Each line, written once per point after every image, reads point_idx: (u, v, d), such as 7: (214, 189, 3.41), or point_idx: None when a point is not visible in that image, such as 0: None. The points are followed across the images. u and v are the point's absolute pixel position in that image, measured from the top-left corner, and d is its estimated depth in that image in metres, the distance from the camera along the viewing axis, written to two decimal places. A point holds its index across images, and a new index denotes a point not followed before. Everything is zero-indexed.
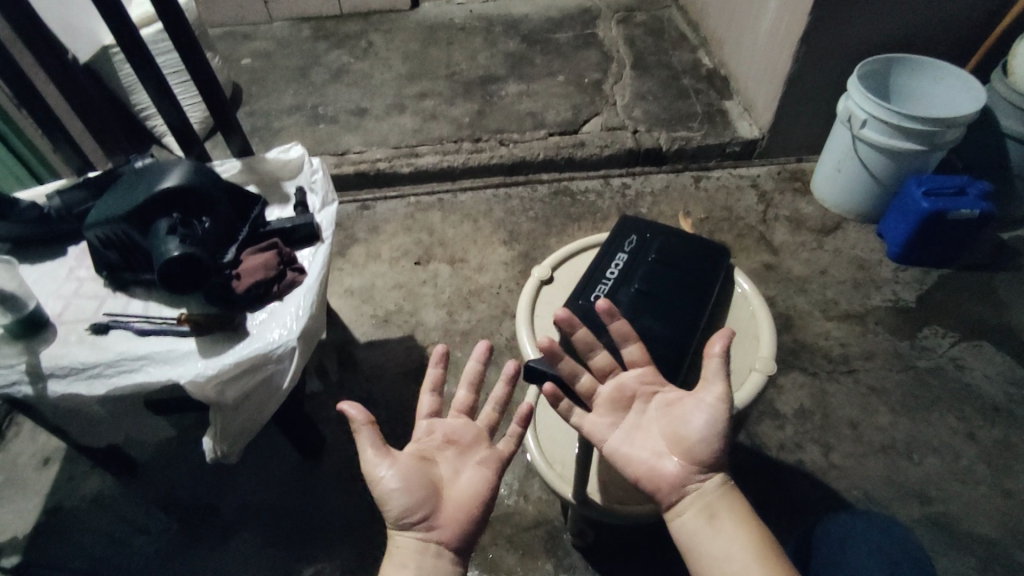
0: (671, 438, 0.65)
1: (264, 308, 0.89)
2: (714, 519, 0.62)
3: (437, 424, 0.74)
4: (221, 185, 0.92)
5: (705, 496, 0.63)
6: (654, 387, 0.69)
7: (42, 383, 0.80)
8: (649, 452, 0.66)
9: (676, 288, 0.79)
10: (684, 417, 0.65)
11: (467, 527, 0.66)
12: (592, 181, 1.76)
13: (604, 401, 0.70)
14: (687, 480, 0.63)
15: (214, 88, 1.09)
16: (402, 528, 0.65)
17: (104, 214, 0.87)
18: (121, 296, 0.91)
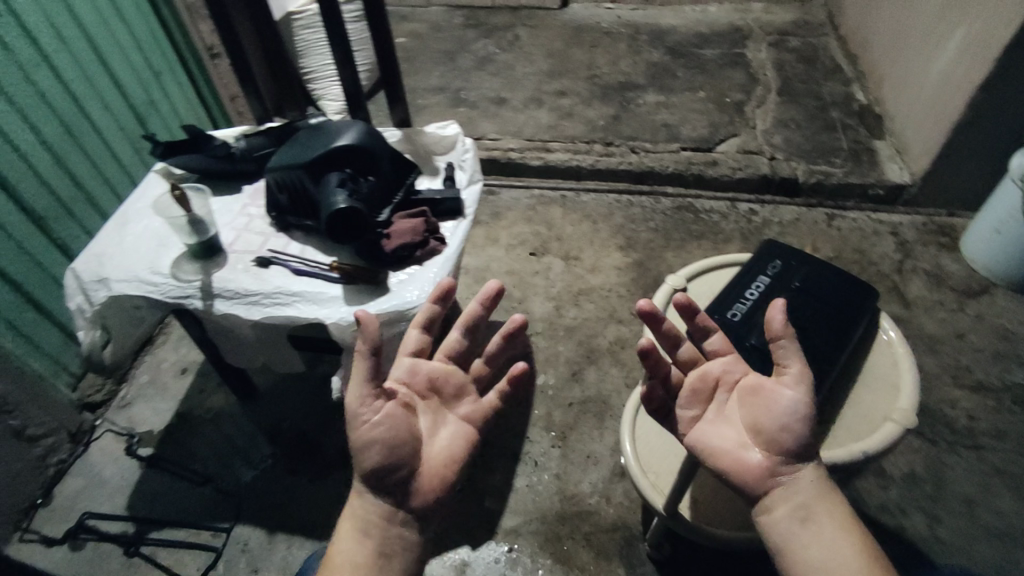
0: (753, 430, 0.66)
1: (404, 269, 0.95)
2: (806, 523, 0.62)
3: (420, 363, 0.79)
4: (387, 150, 1.00)
5: (801, 498, 0.63)
6: (738, 376, 0.70)
7: (211, 301, 0.91)
8: (733, 443, 0.66)
9: (819, 321, 0.77)
10: (767, 407, 0.66)
11: (439, 487, 0.71)
12: (718, 202, 1.72)
13: (688, 391, 0.71)
14: (775, 472, 0.64)
15: (390, 60, 1.18)
16: (374, 485, 0.69)
17: (284, 160, 0.96)
18: (282, 236, 1.00)
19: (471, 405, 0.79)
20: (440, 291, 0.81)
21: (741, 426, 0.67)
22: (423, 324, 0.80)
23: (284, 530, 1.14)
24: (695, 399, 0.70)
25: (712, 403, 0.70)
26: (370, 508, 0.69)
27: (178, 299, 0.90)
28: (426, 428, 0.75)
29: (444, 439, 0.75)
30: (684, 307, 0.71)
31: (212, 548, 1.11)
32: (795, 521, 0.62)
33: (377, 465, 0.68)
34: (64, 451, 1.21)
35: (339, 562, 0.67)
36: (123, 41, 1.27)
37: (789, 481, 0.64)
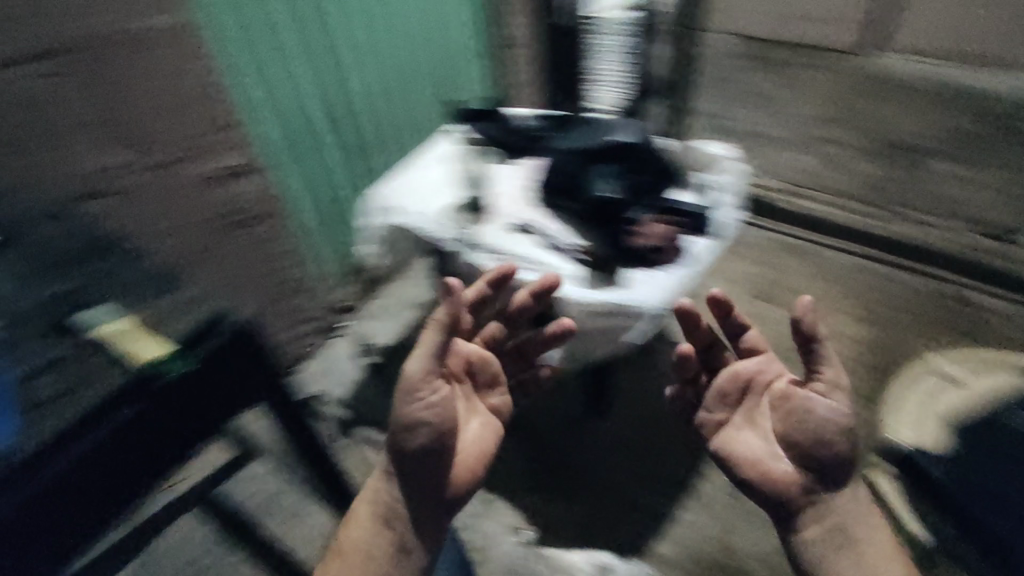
0: (788, 444, 0.69)
1: (643, 269, 0.95)
2: (842, 547, 0.67)
3: (463, 345, 0.82)
4: (654, 155, 1.03)
5: (836, 517, 0.68)
6: (769, 378, 0.74)
7: (468, 250, 1.00)
8: (766, 451, 0.71)
9: None
10: (802, 417, 0.68)
11: (472, 477, 0.75)
12: (1005, 306, 1.40)
13: (719, 394, 0.76)
14: (807, 488, 0.68)
15: None
16: (405, 474, 0.72)
17: (563, 145, 1.05)
18: (540, 210, 1.05)
19: (503, 396, 0.84)
20: (498, 275, 0.82)
21: (770, 435, 0.71)
22: (473, 304, 0.82)
23: None
24: (724, 397, 0.76)
25: (737, 400, 0.75)
26: (390, 498, 0.73)
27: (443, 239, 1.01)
28: (461, 413, 0.78)
29: (473, 431, 0.78)
30: (720, 309, 0.72)
31: None
32: (831, 546, 0.68)
33: (419, 447, 0.71)
34: (314, 339, 1.48)
35: (353, 550, 0.72)
36: (454, 16, 1.46)
37: (830, 503, 0.68)
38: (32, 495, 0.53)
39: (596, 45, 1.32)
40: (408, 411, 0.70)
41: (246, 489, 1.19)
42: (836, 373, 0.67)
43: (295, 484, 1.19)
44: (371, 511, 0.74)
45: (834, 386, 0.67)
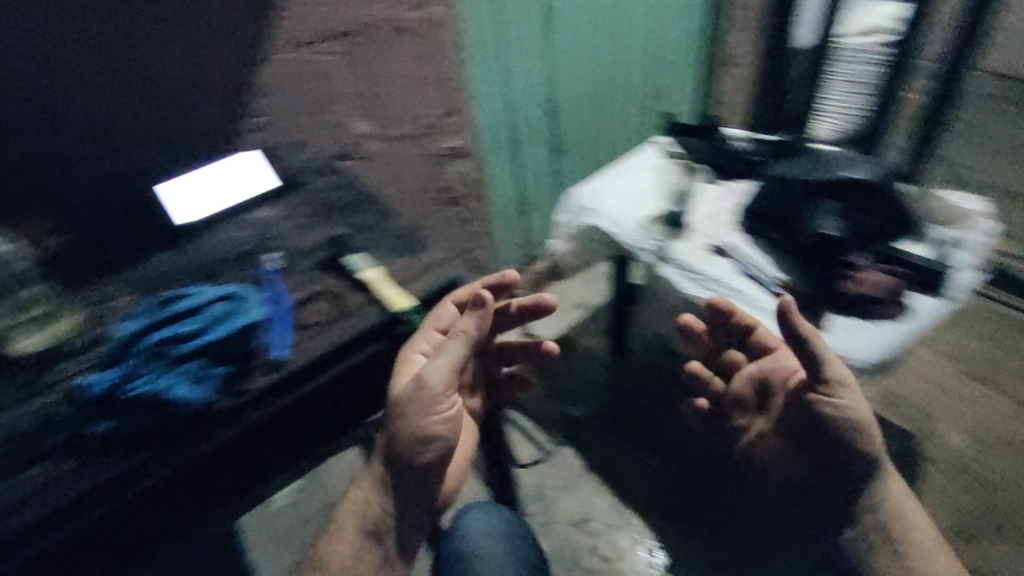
0: (809, 435, 0.76)
1: (850, 318, 0.89)
2: (889, 531, 0.72)
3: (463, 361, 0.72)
4: (888, 198, 0.93)
5: (873, 505, 0.73)
6: (790, 376, 0.81)
7: (662, 263, 1.00)
8: (796, 443, 0.79)
9: None
10: (812, 414, 0.73)
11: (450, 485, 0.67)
12: None
13: (754, 397, 0.85)
14: (836, 471, 0.74)
15: None
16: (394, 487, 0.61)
17: (782, 171, 0.98)
18: (744, 233, 1.00)
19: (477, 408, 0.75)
20: (499, 283, 0.68)
21: (796, 429, 0.79)
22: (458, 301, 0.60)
23: (599, 475, 1.24)
24: (742, 398, 0.86)
25: (753, 395, 0.85)
26: (373, 510, 0.61)
27: (638, 248, 1.03)
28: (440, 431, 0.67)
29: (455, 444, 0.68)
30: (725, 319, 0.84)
31: (543, 449, 1.28)
32: (878, 528, 0.72)
33: (427, 463, 0.60)
34: None
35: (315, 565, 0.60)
36: (674, 25, 1.46)
37: (862, 499, 0.73)
38: (259, 419, 0.49)
39: (826, 73, 1.22)
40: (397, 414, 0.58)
41: None
42: (835, 371, 0.69)
43: None
44: (340, 535, 0.62)
45: (836, 384, 0.69)
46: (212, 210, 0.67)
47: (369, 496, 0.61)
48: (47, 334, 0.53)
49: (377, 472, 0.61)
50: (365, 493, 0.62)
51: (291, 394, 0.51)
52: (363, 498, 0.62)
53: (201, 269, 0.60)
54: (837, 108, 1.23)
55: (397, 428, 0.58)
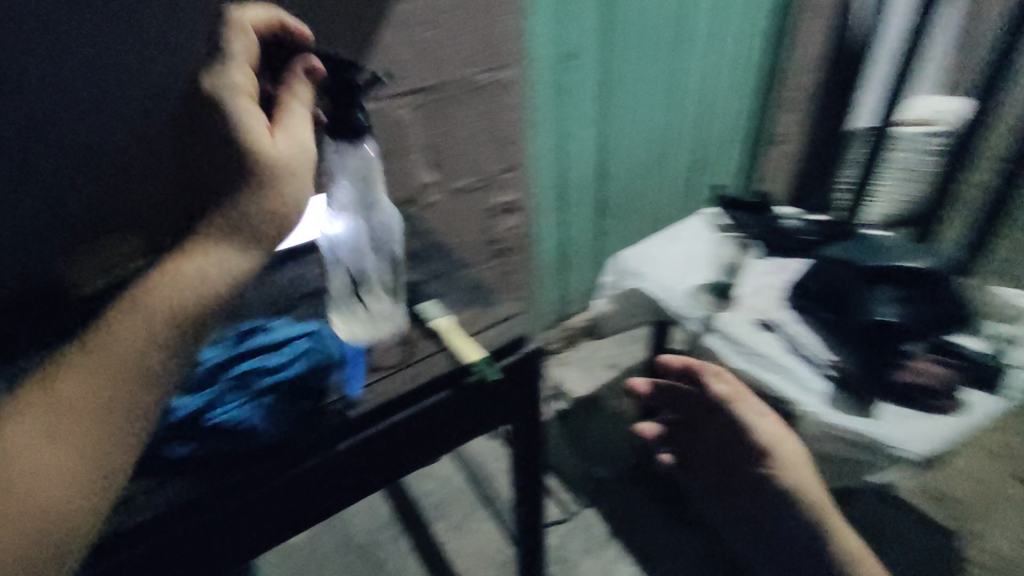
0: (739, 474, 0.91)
1: (901, 405, 0.86)
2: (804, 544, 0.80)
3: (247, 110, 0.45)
4: (949, 287, 0.92)
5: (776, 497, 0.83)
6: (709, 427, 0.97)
7: (706, 331, 0.99)
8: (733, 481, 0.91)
9: None
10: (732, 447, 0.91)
11: (161, 273, 0.42)
12: None
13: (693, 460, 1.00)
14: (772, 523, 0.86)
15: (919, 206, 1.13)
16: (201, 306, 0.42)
17: (838, 254, 0.99)
18: (790, 311, 0.99)
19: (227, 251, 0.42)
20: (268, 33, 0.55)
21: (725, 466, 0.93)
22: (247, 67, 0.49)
23: (623, 541, 1.21)
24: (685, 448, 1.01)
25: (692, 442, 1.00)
26: (105, 374, 0.40)
27: (681, 315, 1.03)
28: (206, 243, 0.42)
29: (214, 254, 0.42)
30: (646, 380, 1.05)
31: (566, 510, 1.26)
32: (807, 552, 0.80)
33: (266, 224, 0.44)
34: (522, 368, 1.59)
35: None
36: (727, 103, 1.51)
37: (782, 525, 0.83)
38: (314, 464, 0.48)
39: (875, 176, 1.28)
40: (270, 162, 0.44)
41: (426, 486, 1.29)
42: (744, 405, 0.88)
43: (471, 500, 1.26)
44: (91, 375, 0.39)
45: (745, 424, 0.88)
46: (299, 240, 0.71)
47: (185, 292, 0.41)
48: (355, 326, 0.57)
49: (220, 257, 0.42)
50: (161, 294, 0.41)
51: (354, 438, 0.49)
52: (160, 305, 0.41)
53: (282, 302, 0.63)
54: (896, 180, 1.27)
55: (260, 216, 0.43)
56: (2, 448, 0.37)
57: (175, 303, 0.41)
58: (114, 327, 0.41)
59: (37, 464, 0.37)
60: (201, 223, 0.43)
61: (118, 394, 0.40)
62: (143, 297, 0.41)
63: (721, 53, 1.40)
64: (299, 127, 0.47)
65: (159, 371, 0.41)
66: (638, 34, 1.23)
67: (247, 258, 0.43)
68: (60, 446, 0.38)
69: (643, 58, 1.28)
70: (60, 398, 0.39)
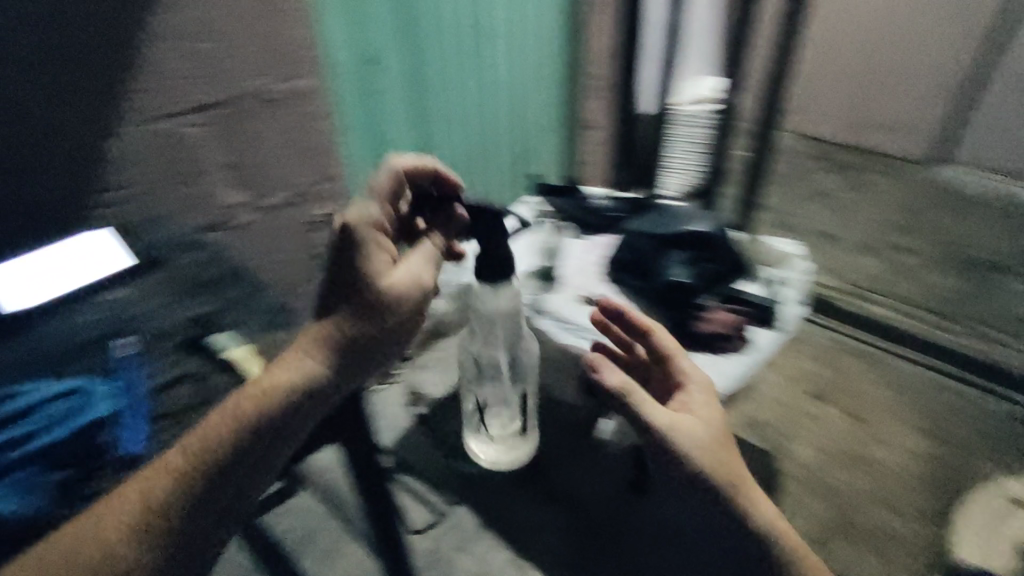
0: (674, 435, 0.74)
1: (703, 353, 0.96)
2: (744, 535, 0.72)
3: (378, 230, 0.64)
4: (729, 243, 1.05)
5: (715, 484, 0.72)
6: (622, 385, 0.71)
7: (535, 314, 1.04)
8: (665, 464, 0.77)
9: None
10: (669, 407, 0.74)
11: (286, 368, 0.58)
12: None
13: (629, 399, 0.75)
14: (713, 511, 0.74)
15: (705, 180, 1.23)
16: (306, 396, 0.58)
17: (636, 226, 1.07)
18: (607, 285, 1.08)
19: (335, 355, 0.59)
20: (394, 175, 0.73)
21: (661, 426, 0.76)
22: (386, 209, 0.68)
23: (494, 530, 1.22)
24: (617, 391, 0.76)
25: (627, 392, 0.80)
26: (227, 434, 0.54)
27: None
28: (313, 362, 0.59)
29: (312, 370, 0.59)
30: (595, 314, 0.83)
31: (437, 513, 1.25)
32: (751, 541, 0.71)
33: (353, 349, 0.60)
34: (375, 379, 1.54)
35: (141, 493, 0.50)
36: (539, 96, 1.61)
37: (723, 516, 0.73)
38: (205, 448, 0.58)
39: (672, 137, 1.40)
40: (395, 315, 0.63)
41: (286, 521, 1.22)
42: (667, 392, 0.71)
43: (337, 525, 1.21)
44: (215, 438, 0.53)
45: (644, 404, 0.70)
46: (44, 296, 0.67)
47: (278, 387, 0.57)
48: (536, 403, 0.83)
49: (311, 368, 0.59)
50: (268, 385, 0.57)
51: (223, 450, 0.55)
52: (267, 395, 0.56)
53: None
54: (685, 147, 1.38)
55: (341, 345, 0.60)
56: (149, 484, 0.51)
57: (306, 381, 0.58)
58: (238, 406, 0.56)
59: (174, 488, 0.51)
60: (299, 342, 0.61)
61: (230, 440, 0.54)
62: (262, 389, 0.57)
63: (521, 51, 1.49)
64: (417, 284, 0.65)
65: (251, 435, 0.54)
66: (444, 35, 1.27)
67: (318, 369, 0.59)
68: (189, 478, 0.52)
69: (454, 59, 1.32)
70: (151, 480, 0.51)
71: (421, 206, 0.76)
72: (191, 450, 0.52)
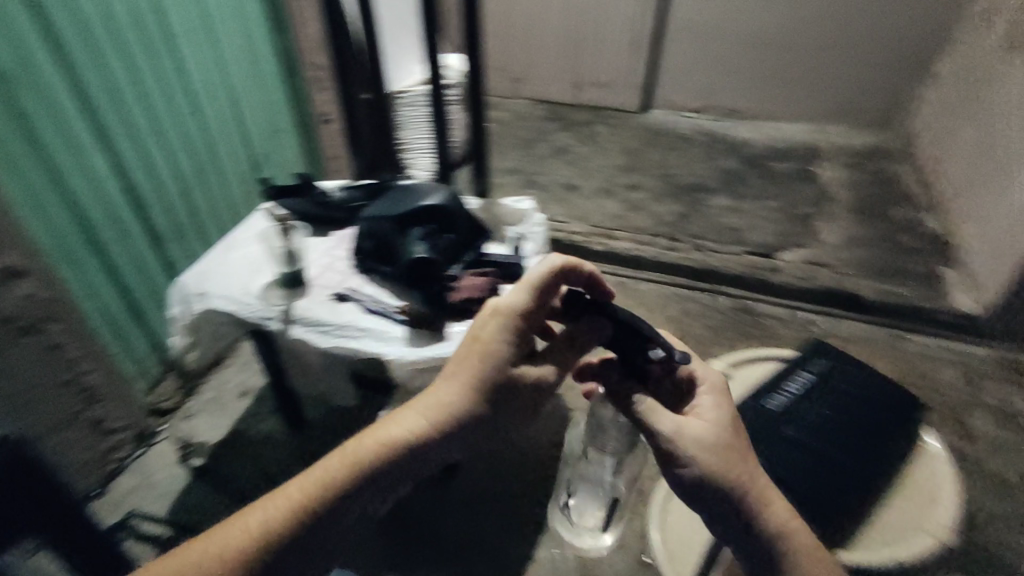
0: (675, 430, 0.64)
1: (462, 321, 1.00)
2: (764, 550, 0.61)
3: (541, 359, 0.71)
4: (465, 213, 1.09)
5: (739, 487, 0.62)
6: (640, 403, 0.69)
7: (289, 325, 0.98)
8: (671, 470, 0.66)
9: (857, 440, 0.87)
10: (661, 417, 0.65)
11: (378, 456, 0.62)
12: (777, 308, 1.72)
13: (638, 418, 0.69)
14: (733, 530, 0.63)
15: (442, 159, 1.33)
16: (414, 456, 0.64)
17: (375, 212, 1.06)
18: (361, 277, 1.07)
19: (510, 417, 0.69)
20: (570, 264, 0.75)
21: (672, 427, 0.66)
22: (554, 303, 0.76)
23: None
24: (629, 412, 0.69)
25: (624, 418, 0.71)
26: (252, 523, 0.58)
27: (258, 318, 0.98)
28: (424, 430, 0.64)
29: (408, 422, 0.65)
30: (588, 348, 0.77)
31: None
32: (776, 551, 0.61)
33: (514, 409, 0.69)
34: (127, 449, 1.29)
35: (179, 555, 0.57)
36: (255, 94, 1.51)
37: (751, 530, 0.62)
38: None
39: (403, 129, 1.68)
40: (538, 384, 0.69)
41: None
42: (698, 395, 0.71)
43: None
44: (286, 490, 0.60)
45: (648, 412, 0.66)
46: None
47: (376, 448, 0.63)
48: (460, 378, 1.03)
49: (409, 422, 0.65)
50: (336, 459, 0.62)
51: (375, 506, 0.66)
52: (342, 457, 0.62)
53: None
54: (418, 139, 1.68)
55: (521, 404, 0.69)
56: (209, 541, 0.57)
57: (453, 416, 0.65)
58: (321, 467, 0.62)
59: (243, 535, 0.57)
60: (414, 421, 0.65)
61: (279, 520, 0.58)
62: (355, 445, 0.63)
63: (220, 47, 1.37)
64: (547, 381, 0.70)
65: (305, 512, 0.59)
66: (109, 46, 1.11)
67: (455, 429, 0.66)
68: (242, 535, 0.57)
69: (132, 71, 1.17)
70: (239, 524, 0.58)
71: (576, 301, 0.74)
72: (346, 461, 0.62)
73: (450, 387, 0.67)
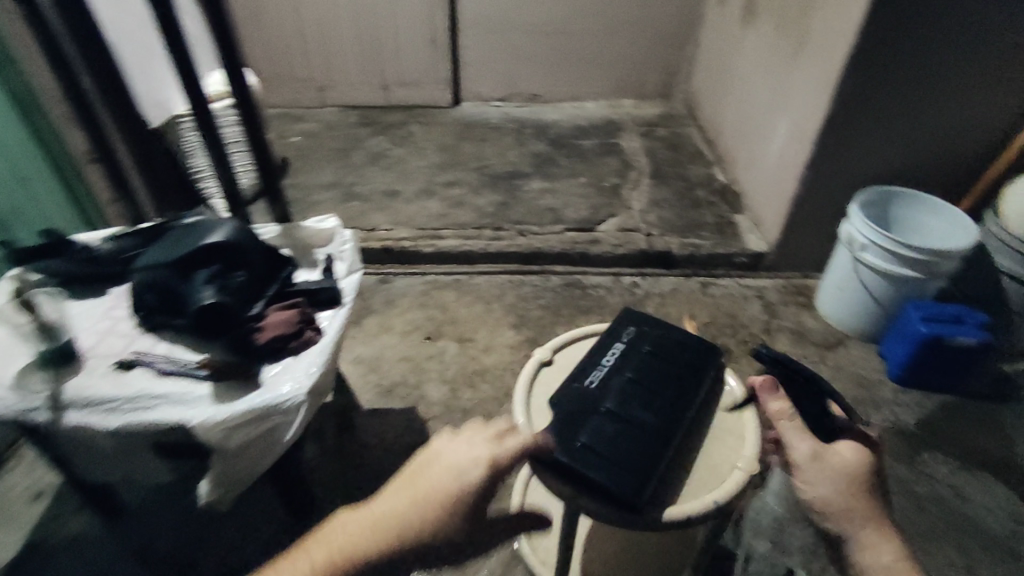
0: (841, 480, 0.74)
1: (278, 361, 0.93)
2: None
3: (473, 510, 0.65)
4: (261, 245, 1.01)
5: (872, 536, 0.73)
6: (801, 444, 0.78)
7: (62, 411, 0.82)
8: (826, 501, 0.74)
9: (664, 385, 0.86)
10: (832, 464, 0.75)
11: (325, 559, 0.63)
12: (603, 278, 1.84)
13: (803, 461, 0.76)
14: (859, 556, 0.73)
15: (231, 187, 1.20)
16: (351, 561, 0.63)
17: (152, 260, 0.93)
18: (149, 336, 0.94)
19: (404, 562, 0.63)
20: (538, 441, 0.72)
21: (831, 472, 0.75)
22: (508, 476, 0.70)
23: None
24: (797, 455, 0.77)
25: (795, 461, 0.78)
26: None
27: (20, 412, 0.81)
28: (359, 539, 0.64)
29: (353, 526, 0.65)
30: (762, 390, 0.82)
31: None
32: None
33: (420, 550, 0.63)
34: None
35: None
36: None
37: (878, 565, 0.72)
38: None
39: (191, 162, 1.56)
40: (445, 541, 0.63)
41: None
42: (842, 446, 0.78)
43: None
44: None
45: (817, 458, 0.76)
46: None
47: (328, 550, 0.64)
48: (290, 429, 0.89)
49: (356, 525, 0.65)
50: (294, 557, 0.65)
51: None
52: (304, 555, 0.65)
53: None
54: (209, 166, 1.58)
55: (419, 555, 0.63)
56: None
57: (387, 533, 0.64)
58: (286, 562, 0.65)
59: None
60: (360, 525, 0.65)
61: None
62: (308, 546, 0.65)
63: None
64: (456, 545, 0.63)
65: None
66: None
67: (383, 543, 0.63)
68: None
69: None
70: None
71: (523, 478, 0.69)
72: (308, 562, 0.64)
73: (390, 502, 0.66)
